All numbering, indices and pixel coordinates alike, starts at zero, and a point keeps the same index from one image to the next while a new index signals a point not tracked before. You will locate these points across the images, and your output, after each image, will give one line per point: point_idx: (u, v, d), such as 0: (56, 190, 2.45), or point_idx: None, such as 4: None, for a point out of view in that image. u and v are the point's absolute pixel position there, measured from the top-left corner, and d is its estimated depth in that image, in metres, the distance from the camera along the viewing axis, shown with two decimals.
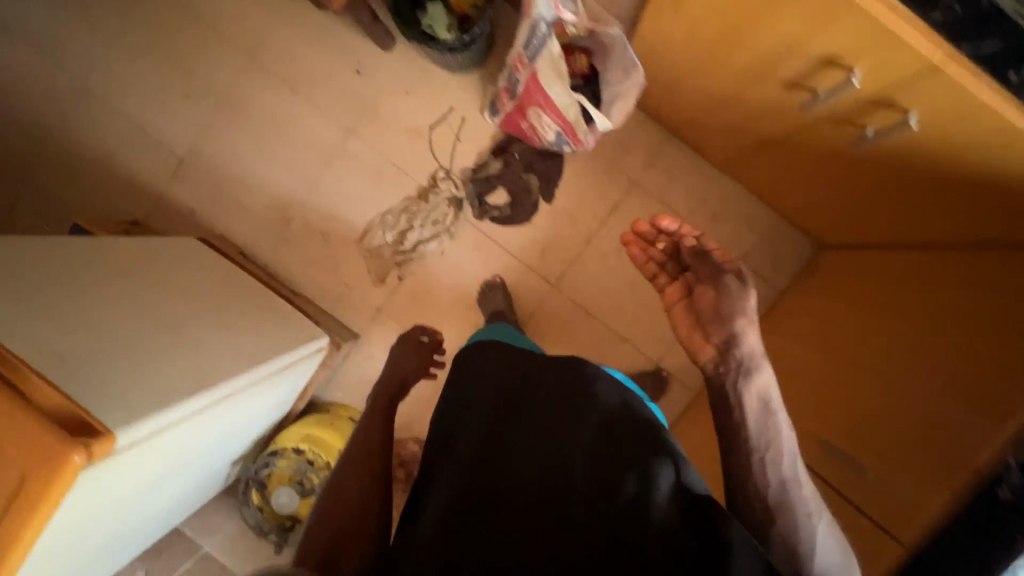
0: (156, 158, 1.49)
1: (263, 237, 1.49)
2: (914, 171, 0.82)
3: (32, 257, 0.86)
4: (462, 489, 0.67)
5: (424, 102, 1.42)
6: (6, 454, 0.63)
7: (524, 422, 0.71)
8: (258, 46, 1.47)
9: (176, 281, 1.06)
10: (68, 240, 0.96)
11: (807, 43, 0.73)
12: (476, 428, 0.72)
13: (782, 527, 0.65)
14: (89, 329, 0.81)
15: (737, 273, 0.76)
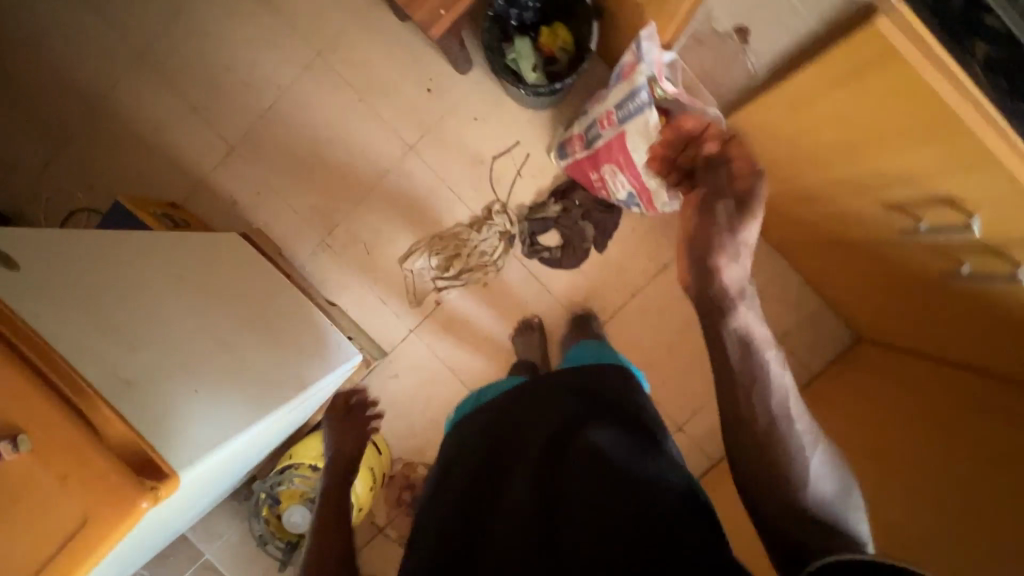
0: (205, 142, 1.44)
1: (304, 239, 1.45)
2: (986, 312, 0.85)
3: (100, 252, 0.81)
4: (458, 510, 0.71)
5: (491, 131, 1.40)
6: (70, 490, 0.59)
7: (510, 441, 0.77)
8: (327, 41, 1.40)
9: (234, 286, 1.02)
10: (132, 233, 0.91)
11: (931, 180, 0.73)
12: (482, 457, 0.76)
13: (770, 467, 0.62)
14: (155, 346, 0.77)
15: (738, 197, 0.68)
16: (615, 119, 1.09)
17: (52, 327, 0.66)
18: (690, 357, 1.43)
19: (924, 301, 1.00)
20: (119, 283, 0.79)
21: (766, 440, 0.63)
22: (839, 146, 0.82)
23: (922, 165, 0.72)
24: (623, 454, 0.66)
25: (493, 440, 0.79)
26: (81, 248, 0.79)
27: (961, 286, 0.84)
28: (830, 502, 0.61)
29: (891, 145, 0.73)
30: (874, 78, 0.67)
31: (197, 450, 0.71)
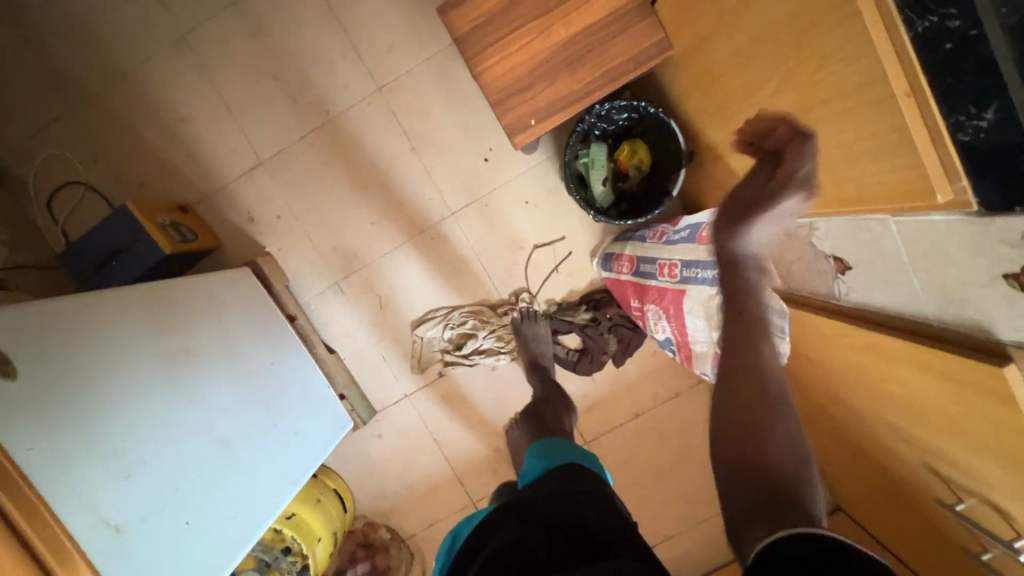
0: (232, 148, 1.32)
1: (315, 276, 1.36)
2: (971, 568, 0.85)
3: (108, 341, 0.72)
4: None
5: (540, 219, 1.34)
6: None
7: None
8: (391, 79, 1.29)
9: (234, 361, 0.94)
10: (143, 298, 0.82)
11: (989, 487, 0.71)
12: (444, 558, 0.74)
13: (747, 448, 0.54)
14: (149, 468, 0.70)
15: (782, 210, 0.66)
16: (677, 273, 1.06)
17: (46, 473, 0.58)
18: (674, 488, 1.42)
19: (914, 535, 1.00)
20: (122, 386, 0.71)
21: (749, 412, 0.57)
22: (902, 405, 0.80)
23: (986, 475, 0.70)
24: (534, 542, 0.59)
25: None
26: (90, 338, 0.70)
27: (973, 562, 0.84)
28: (801, 472, 0.52)
29: (962, 443, 0.71)
30: (974, 398, 0.64)
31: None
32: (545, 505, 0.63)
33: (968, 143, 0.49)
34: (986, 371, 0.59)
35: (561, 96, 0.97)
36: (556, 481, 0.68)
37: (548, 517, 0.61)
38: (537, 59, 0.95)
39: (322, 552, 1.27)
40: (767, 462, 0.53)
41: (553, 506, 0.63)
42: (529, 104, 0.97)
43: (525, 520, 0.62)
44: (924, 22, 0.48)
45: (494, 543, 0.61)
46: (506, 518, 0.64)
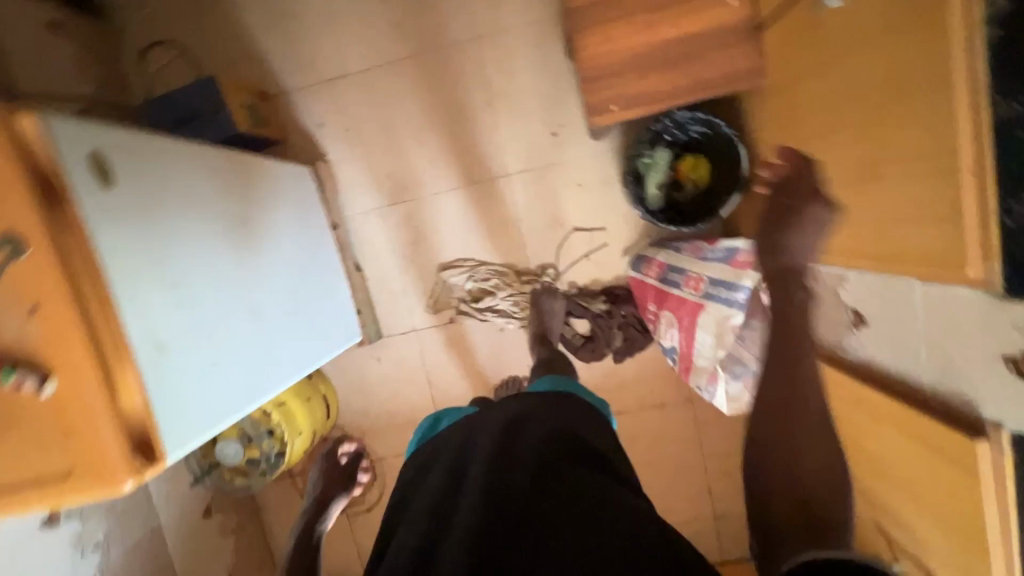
0: (324, 53, 1.37)
1: (365, 195, 1.43)
2: None
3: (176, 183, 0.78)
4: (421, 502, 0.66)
5: (588, 204, 1.39)
6: (49, 435, 0.60)
7: (461, 472, 0.66)
8: (489, 32, 1.34)
9: (271, 237, 0.99)
10: (206, 156, 0.87)
11: (926, 552, 0.76)
12: (414, 469, 0.76)
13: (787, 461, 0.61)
14: (192, 300, 0.76)
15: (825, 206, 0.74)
16: (701, 287, 1.10)
17: (120, 270, 0.64)
18: None
19: None
20: (179, 222, 0.77)
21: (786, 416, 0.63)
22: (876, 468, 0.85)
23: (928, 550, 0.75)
24: (529, 451, 0.64)
25: (448, 470, 0.68)
26: (159, 172, 0.75)
27: None
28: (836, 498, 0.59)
29: (915, 505, 0.77)
30: (942, 467, 0.69)
31: (207, 421, 0.74)
32: (550, 418, 0.70)
33: (1013, 228, 0.54)
34: (960, 439, 0.64)
35: (647, 91, 1.01)
36: (552, 407, 0.73)
37: (551, 430, 0.67)
38: (637, 50, 0.99)
39: (299, 446, 1.33)
40: (809, 467, 0.60)
41: (555, 423, 0.70)
42: (616, 89, 1.02)
43: (522, 433, 0.67)
44: (1011, 108, 0.52)
45: (495, 431, 0.68)
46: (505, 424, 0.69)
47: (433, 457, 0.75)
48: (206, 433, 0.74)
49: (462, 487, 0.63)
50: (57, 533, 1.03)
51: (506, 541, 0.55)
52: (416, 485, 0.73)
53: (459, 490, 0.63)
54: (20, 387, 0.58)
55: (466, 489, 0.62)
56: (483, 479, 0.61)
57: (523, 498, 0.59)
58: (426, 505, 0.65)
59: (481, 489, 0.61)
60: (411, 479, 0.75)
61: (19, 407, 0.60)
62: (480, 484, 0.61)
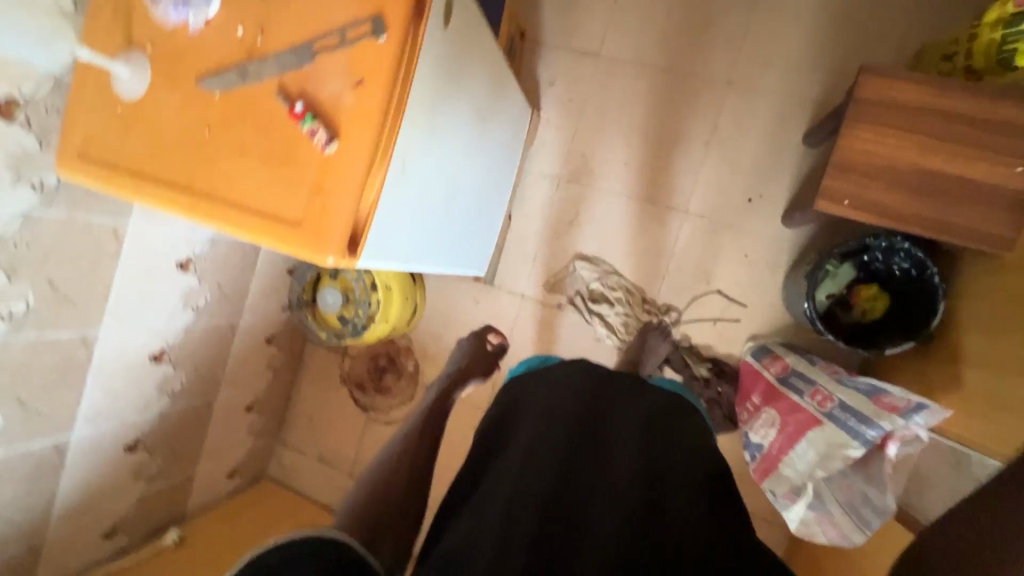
0: (589, 27, 1.46)
1: (551, 161, 1.49)
2: None
3: (471, 56, 0.85)
4: (562, 440, 0.73)
5: (742, 277, 1.38)
6: (300, 187, 0.67)
7: (603, 440, 0.74)
8: (743, 84, 1.37)
9: (486, 134, 1.04)
10: (489, 37, 0.92)
11: None
12: (544, 393, 0.81)
13: None
14: (433, 148, 0.81)
15: None
16: (827, 406, 1.06)
17: (422, 86, 0.69)
18: None
19: None
20: (457, 78, 0.82)
21: None
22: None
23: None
24: (681, 472, 0.71)
25: (582, 426, 0.75)
26: (467, 35, 0.82)
27: None
28: None
29: None
30: None
31: (389, 253, 0.79)
32: (681, 432, 0.78)
33: None
34: None
35: (887, 204, 0.99)
36: (694, 435, 0.79)
37: (703, 467, 0.74)
38: (903, 164, 0.98)
39: (380, 330, 1.38)
40: None
41: (701, 457, 0.75)
42: (857, 188, 1.01)
43: (676, 452, 0.74)
44: None
45: (636, 422, 0.77)
46: (660, 434, 0.76)
47: (567, 394, 0.80)
48: (381, 261, 0.79)
49: (605, 456, 0.72)
50: (181, 278, 1.13)
51: (651, 514, 0.65)
52: (543, 410, 0.78)
53: (601, 459, 0.72)
54: (312, 135, 0.66)
55: (611, 464, 0.71)
56: (634, 463, 0.70)
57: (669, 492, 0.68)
58: (571, 447, 0.72)
59: (630, 471, 0.70)
60: (526, 403, 0.80)
61: (294, 151, 0.67)
62: (630, 466, 0.70)
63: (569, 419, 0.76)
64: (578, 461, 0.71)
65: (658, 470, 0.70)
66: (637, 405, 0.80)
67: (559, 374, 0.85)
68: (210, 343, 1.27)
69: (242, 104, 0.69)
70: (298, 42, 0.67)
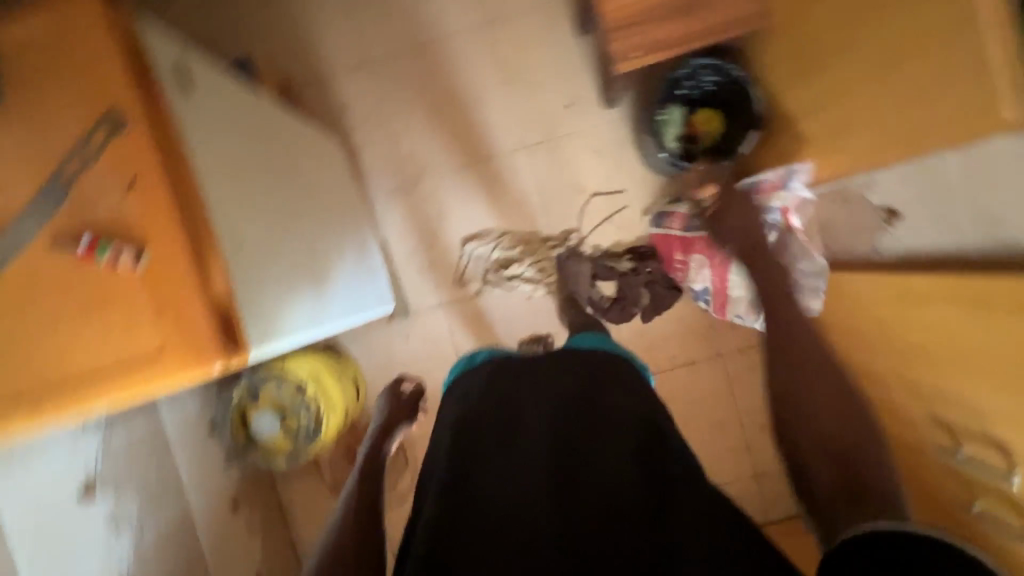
0: (346, 42, 1.45)
1: (388, 175, 1.46)
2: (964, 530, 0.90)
3: (247, 109, 0.80)
4: (483, 450, 0.71)
5: (606, 169, 1.44)
6: (139, 319, 0.60)
7: (513, 435, 0.71)
8: (503, 15, 1.43)
9: (312, 177, 1.00)
10: (248, 87, 0.87)
11: (991, 420, 0.78)
12: (463, 404, 0.78)
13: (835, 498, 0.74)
14: (261, 207, 0.74)
15: None
16: None
17: (200, 151, 0.63)
18: None
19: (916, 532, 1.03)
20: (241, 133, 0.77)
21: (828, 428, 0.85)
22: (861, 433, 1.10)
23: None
24: (606, 438, 0.69)
25: (500, 424, 0.73)
26: (228, 90, 0.77)
27: (960, 516, 0.90)
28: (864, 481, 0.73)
29: (973, 376, 0.79)
30: (1004, 322, 0.72)
31: (276, 335, 0.72)
32: (599, 393, 0.76)
33: None
34: (1011, 283, 0.69)
35: (662, 38, 1.09)
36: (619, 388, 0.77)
37: (629, 419, 0.72)
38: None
39: (334, 422, 1.29)
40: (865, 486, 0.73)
41: (626, 410, 0.73)
42: (634, 38, 1.09)
43: (599, 417, 0.72)
44: None
45: (551, 403, 0.74)
46: (582, 403, 0.74)
47: (483, 397, 0.78)
48: (271, 347, 0.71)
49: (515, 445, 0.70)
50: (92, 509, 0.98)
51: (576, 494, 0.63)
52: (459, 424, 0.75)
53: (523, 448, 0.69)
54: (117, 262, 0.58)
55: (530, 452, 0.68)
56: (541, 448, 0.69)
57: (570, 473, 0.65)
58: (495, 452, 0.70)
59: (534, 458, 0.68)
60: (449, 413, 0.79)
61: (108, 288, 0.59)
62: (534, 455, 0.68)
63: (487, 425, 0.73)
64: (497, 465, 0.68)
65: (580, 445, 0.69)
66: (558, 380, 0.78)
67: (480, 376, 0.83)
68: (172, 545, 1.12)
69: (20, 277, 0.59)
70: (43, 183, 0.59)
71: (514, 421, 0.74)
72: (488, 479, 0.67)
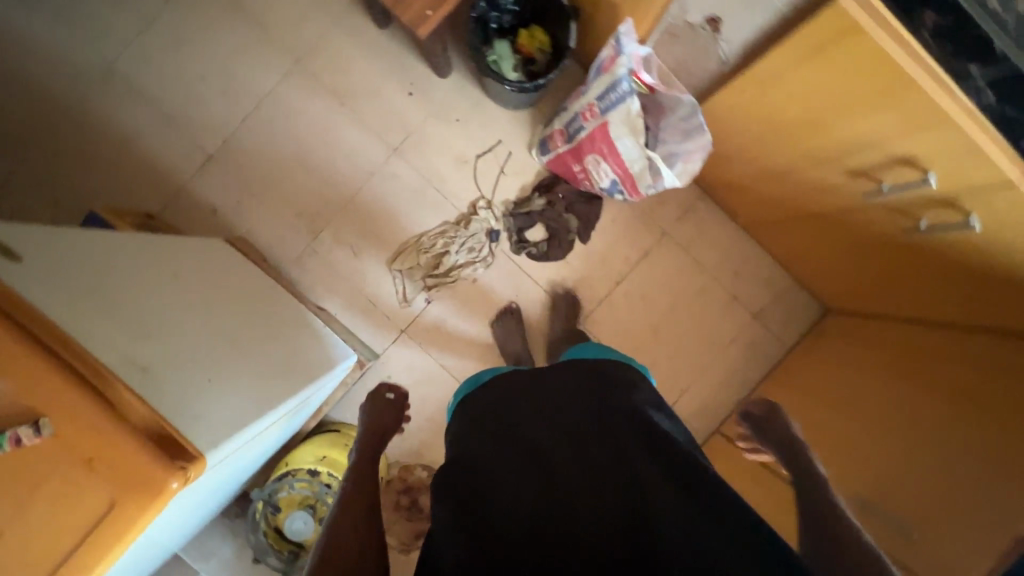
0: (181, 151, 1.42)
1: (288, 245, 1.44)
2: (928, 254, 0.96)
3: (94, 246, 0.79)
4: (514, 487, 0.74)
5: (474, 131, 1.44)
6: (79, 483, 0.57)
7: (539, 466, 0.76)
8: (307, 50, 1.43)
9: (207, 278, 0.98)
10: (87, 228, 0.84)
11: (890, 143, 0.82)
12: (479, 442, 0.81)
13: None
14: (144, 331, 0.73)
15: None
16: (598, 109, 1.14)
17: (50, 305, 0.62)
18: (677, 337, 1.49)
19: (908, 283, 1.09)
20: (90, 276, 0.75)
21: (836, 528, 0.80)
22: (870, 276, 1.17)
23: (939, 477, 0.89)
24: (623, 455, 0.73)
25: (523, 457, 0.77)
26: (64, 239, 0.75)
27: (919, 241, 0.94)
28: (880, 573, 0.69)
29: (853, 115, 0.82)
30: (839, 52, 0.76)
31: (217, 439, 0.70)
32: (603, 405, 0.79)
33: None
34: (831, 14, 0.72)
35: None
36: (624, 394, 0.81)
37: (638, 426, 0.75)
38: None
39: None
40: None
41: (632, 418, 0.76)
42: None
43: (614, 433, 0.76)
44: None
45: (564, 429, 0.79)
46: (594, 421, 0.78)
47: (498, 431, 0.81)
48: (218, 451, 0.69)
49: (544, 478, 0.74)
50: None
51: (612, 519, 0.68)
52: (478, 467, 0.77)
53: (552, 481, 0.73)
54: (23, 444, 0.56)
55: (560, 484, 0.73)
56: (570, 479, 0.73)
57: (602, 496, 0.71)
58: (528, 488, 0.73)
59: (563, 487, 0.72)
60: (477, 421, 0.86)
61: (31, 471, 0.57)
62: (566, 478, 0.73)
63: (510, 458, 0.77)
64: (531, 503, 0.72)
65: (602, 466, 0.73)
66: (565, 400, 0.82)
67: (485, 408, 0.86)
68: None
69: None
70: None
71: (533, 453, 0.77)
72: (523, 518, 0.70)
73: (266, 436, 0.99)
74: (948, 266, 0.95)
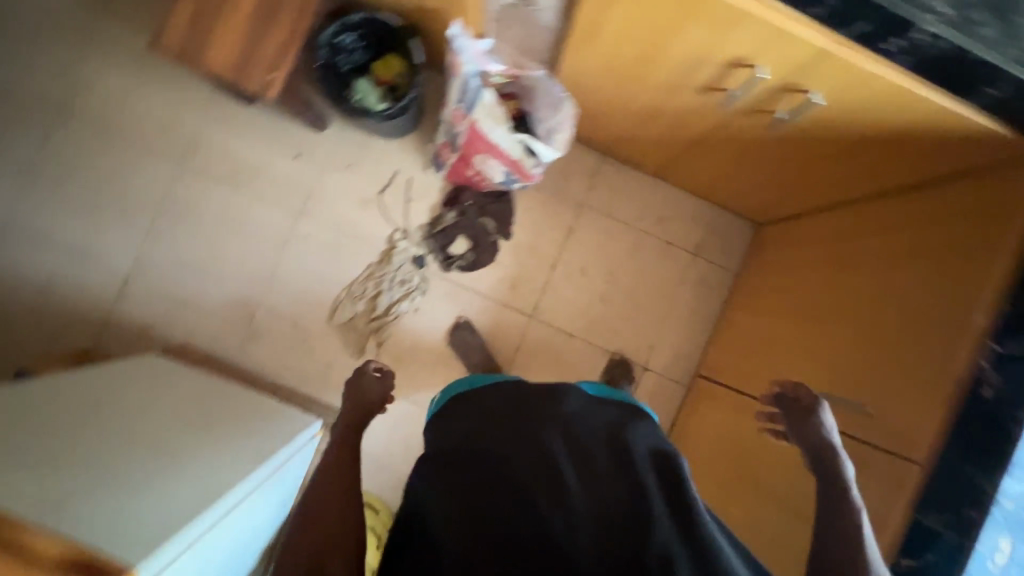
0: (97, 282, 1.42)
1: (227, 336, 1.44)
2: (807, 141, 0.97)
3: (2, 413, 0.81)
4: (510, 471, 0.73)
5: (370, 171, 1.46)
6: None
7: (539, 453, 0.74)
8: (188, 147, 1.44)
9: (134, 401, 0.98)
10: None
11: (715, 52, 0.84)
12: (480, 430, 0.80)
13: None
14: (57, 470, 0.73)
15: None
16: (460, 111, 1.14)
17: None
18: (627, 299, 1.49)
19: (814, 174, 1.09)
20: None
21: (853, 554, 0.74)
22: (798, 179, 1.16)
23: (899, 340, 0.87)
24: (630, 468, 0.72)
25: (522, 441, 0.76)
26: None
27: (790, 132, 0.96)
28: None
29: (672, 38, 0.84)
30: None
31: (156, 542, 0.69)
32: (620, 425, 0.78)
33: None
34: None
35: (279, 47, 1.13)
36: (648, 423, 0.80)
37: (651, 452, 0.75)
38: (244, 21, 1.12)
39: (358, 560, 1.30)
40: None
41: (646, 444, 0.76)
42: (262, 66, 1.13)
43: (628, 445, 0.75)
44: None
45: (572, 428, 0.77)
46: (607, 432, 0.77)
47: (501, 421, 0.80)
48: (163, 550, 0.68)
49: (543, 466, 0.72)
50: None
51: (604, 522, 0.67)
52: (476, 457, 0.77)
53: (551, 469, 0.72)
54: None
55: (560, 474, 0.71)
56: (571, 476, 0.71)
57: (599, 496, 0.69)
58: (525, 470, 0.72)
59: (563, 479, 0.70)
60: (458, 425, 0.84)
61: None
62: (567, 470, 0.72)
63: (508, 442, 0.76)
64: (529, 487, 0.70)
65: (604, 469, 0.72)
66: (579, 407, 0.81)
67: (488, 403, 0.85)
68: None
69: None
70: None
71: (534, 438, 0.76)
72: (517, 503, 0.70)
73: (242, 529, 0.96)
74: (828, 146, 0.96)
